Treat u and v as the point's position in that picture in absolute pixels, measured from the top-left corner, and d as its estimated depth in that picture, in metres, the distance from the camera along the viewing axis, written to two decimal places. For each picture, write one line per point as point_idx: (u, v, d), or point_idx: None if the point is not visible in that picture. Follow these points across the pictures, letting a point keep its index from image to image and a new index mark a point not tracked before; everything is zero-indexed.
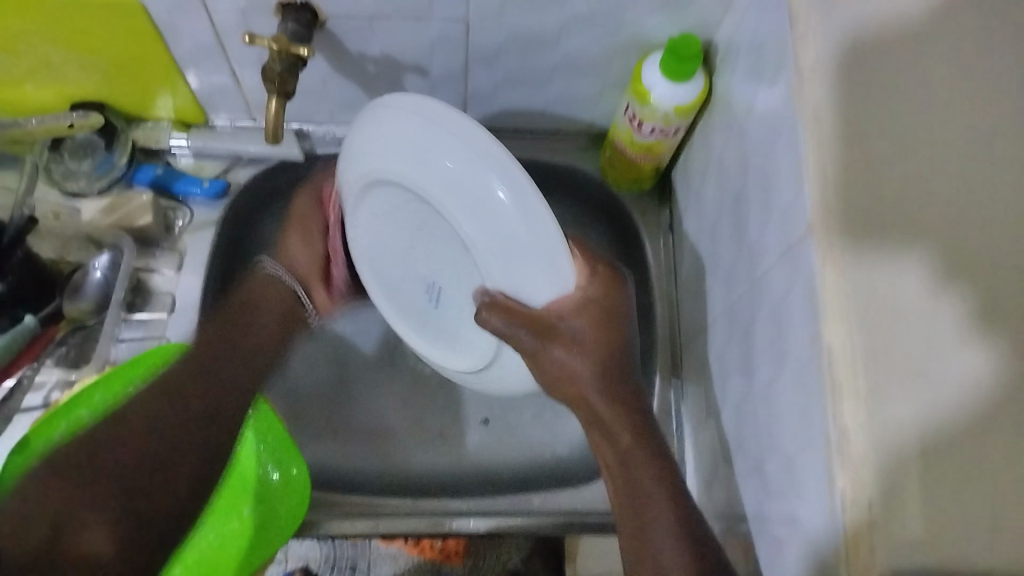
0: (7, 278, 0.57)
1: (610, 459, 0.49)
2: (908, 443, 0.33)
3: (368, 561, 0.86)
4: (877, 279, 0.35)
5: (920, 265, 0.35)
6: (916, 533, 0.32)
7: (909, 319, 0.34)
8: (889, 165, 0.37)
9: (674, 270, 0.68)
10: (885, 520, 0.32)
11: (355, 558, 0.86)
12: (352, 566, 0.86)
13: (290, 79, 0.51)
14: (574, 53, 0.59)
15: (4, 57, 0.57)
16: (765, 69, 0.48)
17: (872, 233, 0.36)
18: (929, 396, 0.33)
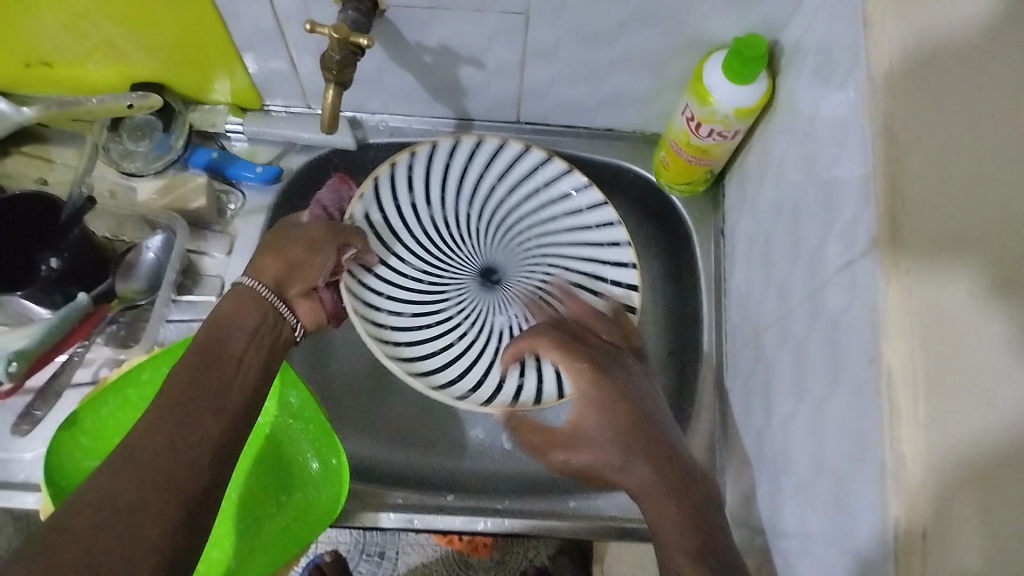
0: (62, 256, 0.57)
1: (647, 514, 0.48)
2: (962, 477, 0.32)
3: (399, 548, 0.87)
4: (935, 305, 0.34)
5: (970, 287, 0.33)
6: (974, 564, 0.30)
7: (958, 342, 0.33)
8: (951, 170, 0.36)
9: (722, 276, 0.66)
10: (939, 550, 0.32)
11: (384, 544, 0.88)
12: (382, 552, 0.87)
13: (348, 68, 0.50)
14: (633, 50, 0.58)
15: (68, 35, 0.57)
16: (832, 75, 0.47)
17: (932, 259, 0.35)
18: (980, 407, 0.31)
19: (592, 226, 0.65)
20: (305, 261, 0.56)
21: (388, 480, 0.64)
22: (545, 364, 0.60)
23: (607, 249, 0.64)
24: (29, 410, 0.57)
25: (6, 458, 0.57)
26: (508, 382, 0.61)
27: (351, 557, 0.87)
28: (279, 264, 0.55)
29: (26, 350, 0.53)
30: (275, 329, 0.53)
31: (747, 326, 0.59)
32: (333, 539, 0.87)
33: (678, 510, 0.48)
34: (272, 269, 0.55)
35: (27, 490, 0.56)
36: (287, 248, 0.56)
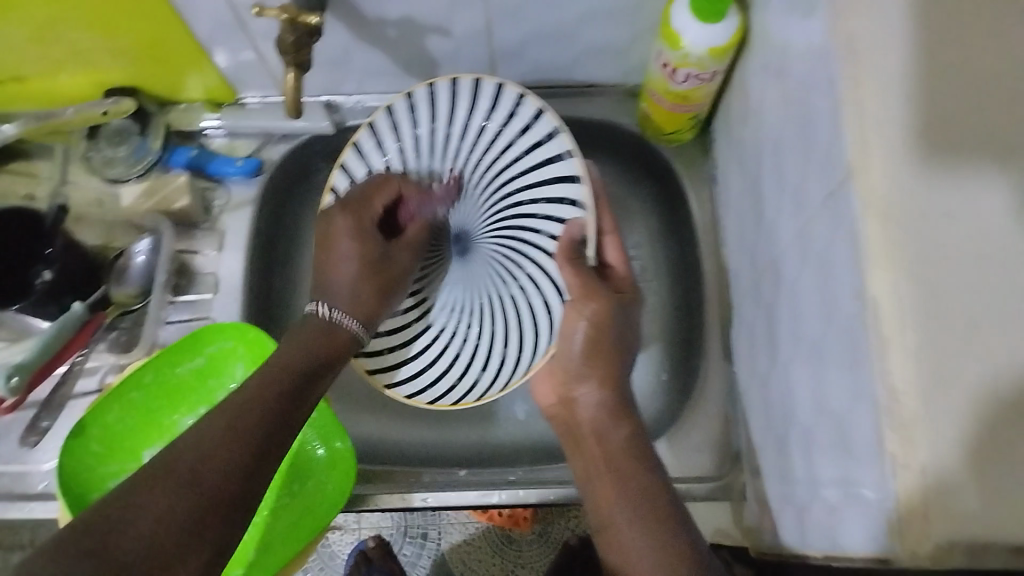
0: (52, 267, 0.58)
1: (608, 492, 0.49)
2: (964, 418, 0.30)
3: (440, 528, 0.79)
4: (925, 225, 0.32)
5: (996, 206, 0.31)
6: (974, 506, 0.29)
7: (964, 269, 0.31)
8: (945, 77, 0.33)
9: (718, 224, 0.65)
10: (938, 494, 0.30)
11: (426, 526, 0.80)
12: (424, 533, 0.79)
13: (305, 49, 0.49)
14: (600, 2, 0.57)
15: (32, 47, 0.57)
16: (798, 1, 0.45)
17: (930, 177, 0.32)
18: (987, 369, 0.30)
19: (548, 162, 0.56)
20: (381, 264, 0.53)
21: (402, 456, 0.64)
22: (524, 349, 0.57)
23: (554, 189, 0.56)
24: (35, 421, 0.59)
25: (24, 471, 0.59)
26: (485, 373, 0.59)
27: (394, 541, 0.80)
28: (347, 292, 0.51)
29: (27, 363, 0.54)
30: (336, 337, 0.49)
31: (745, 272, 0.58)
32: (375, 523, 0.80)
33: (626, 481, 0.49)
34: (364, 301, 0.52)
35: (45, 500, 0.58)
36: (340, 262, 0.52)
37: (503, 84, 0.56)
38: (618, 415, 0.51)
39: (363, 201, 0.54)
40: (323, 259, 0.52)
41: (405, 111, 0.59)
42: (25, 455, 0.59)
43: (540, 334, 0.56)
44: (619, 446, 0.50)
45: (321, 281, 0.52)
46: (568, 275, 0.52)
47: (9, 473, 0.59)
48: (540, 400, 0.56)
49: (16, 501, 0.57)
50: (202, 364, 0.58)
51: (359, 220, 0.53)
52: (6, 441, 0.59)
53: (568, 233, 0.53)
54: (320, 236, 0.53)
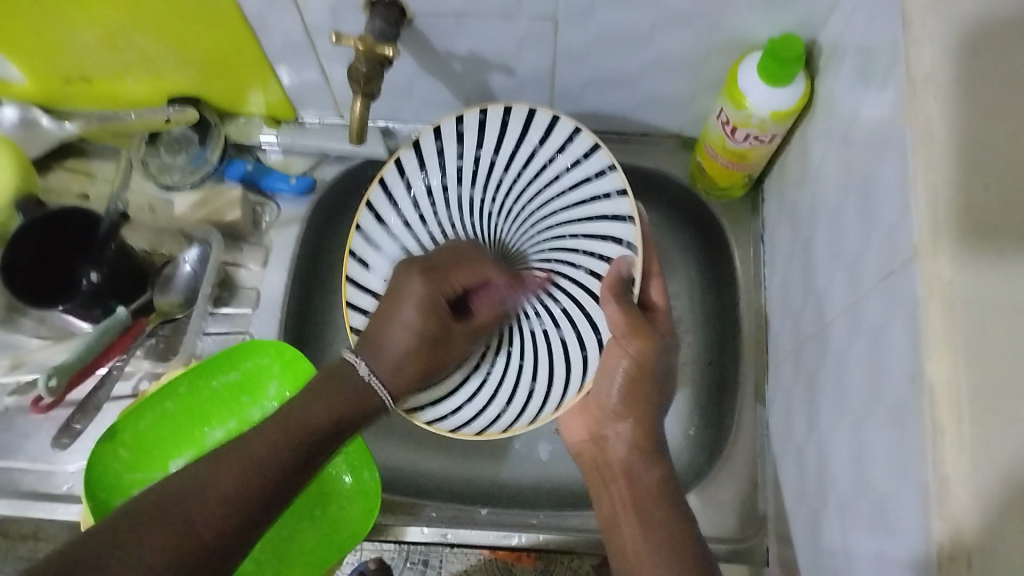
0: (101, 270, 0.58)
1: (632, 536, 0.49)
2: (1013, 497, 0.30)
3: (442, 556, 0.69)
4: (988, 312, 0.32)
5: None
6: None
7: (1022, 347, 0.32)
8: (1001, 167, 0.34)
9: (761, 282, 0.64)
10: (983, 572, 0.30)
11: (428, 553, 0.69)
12: (426, 561, 0.69)
13: (375, 78, 0.51)
14: (666, 53, 0.57)
15: (104, 51, 0.58)
16: (871, 75, 0.45)
17: (988, 264, 0.33)
18: None
19: (596, 198, 0.56)
20: (436, 352, 0.53)
21: (422, 493, 0.63)
22: (556, 386, 0.56)
23: (600, 224, 0.56)
24: (69, 424, 0.59)
25: (51, 470, 0.59)
26: (507, 410, 0.57)
27: (394, 566, 0.69)
28: (393, 360, 0.51)
29: (65, 364, 0.54)
30: (359, 405, 0.49)
31: (787, 335, 0.58)
32: (376, 545, 0.69)
33: (654, 524, 0.49)
34: (404, 374, 0.52)
35: (68, 501, 0.58)
36: (390, 331, 0.52)
37: (559, 117, 0.56)
38: (650, 457, 0.52)
39: (444, 274, 0.54)
40: (381, 319, 0.53)
41: (454, 134, 0.58)
42: (55, 455, 0.59)
43: (573, 372, 0.56)
44: (649, 487, 0.51)
45: (372, 338, 0.52)
46: (615, 313, 0.51)
47: (36, 471, 0.59)
48: (569, 435, 0.57)
49: (40, 501, 0.57)
50: (237, 379, 0.58)
51: (433, 288, 0.53)
52: (38, 438, 0.60)
53: (615, 270, 0.53)
54: (394, 288, 0.54)
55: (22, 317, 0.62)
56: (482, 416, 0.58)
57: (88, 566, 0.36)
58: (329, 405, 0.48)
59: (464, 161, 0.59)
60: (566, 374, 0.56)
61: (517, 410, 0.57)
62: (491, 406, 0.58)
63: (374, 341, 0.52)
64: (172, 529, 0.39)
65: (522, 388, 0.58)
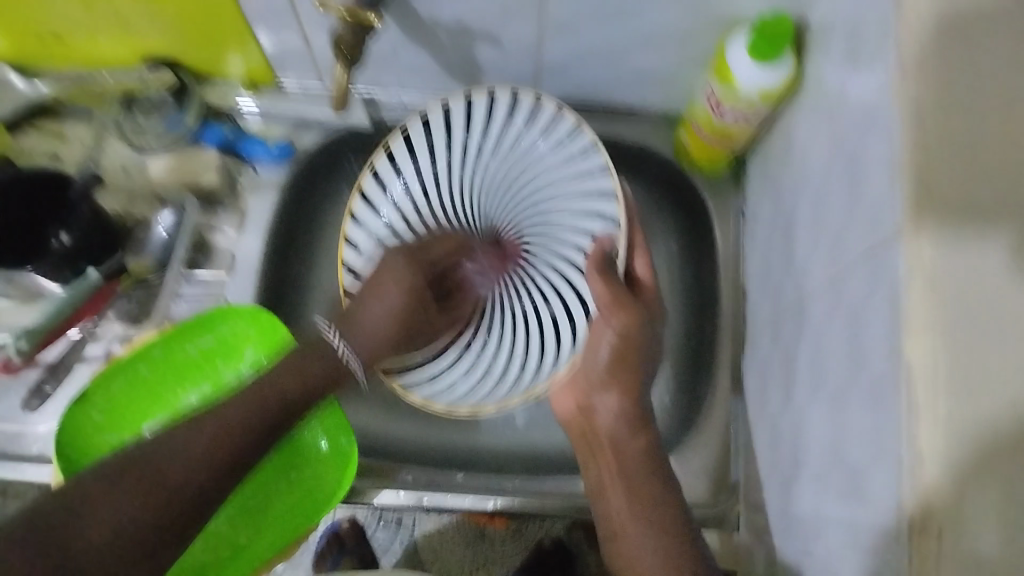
0: (72, 233, 0.57)
1: (620, 511, 0.51)
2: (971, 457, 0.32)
3: (416, 517, 0.71)
4: (966, 288, 0.33)
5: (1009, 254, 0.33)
6: (992, 554, 0.31)
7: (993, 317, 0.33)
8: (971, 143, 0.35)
9: (740, 257, 0.65)
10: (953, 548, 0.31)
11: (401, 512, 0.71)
12: (399, 518, 0.71)
13: (360, 47, 0.50)
14: (653, 27, 0.57)
15: (77, 9, 0.56)
16: (859, 57, 0.45)
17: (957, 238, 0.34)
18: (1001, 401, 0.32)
19: (579, 177, 0.56)
20: (417, 315, 0.58)
21: (401, 459, 0.63)
22: (550, 356, 0.57)
23: (590, 203, 0.56)
24: (41, 386, 0.59)
25: (20, 431, 0.59)
26: (502, 387, 0.58)
27: (369, 526, 0.72)
28: (364, 329, 0.55)
29: (36, 329, 0.56)
30: (337, 370, 0.53)
31: (766, 311, 0.58)
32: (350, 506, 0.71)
33: (642, 496, 0.51)
34: (376, 340, 0.55)
35: (40, 463, 0.58)
36: (381, 287, 0.56)
37: (542, 98, 0.56)
38: (635, 427, 0.52)
39: (424, 250, 0.60)
40: (368, 290, 0.56)
41: (442, 122, 0.58)
42: (27, 417, 0.59)
43: (562, 342, 0.56)
44: (635, 455, 0.52)
45: (350, 313, 0.55)
46: (596, 283, 0.51)
47: (7, 431, 0.59)
48: (557, 407, 0.55)
49: (9, 461, 0.57)
50: (212, 343, 0.58)
51: (415, 266, 0.58)
52: (7, 399, 0.59)
53: (599, 247, 0.53)
54: (375, 271, 0.57)
55: None
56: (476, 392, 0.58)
57: (85, 497, 0.39)
58: (295, 372, 0.51)
59: (450, 147, 0.59)
60: (557, 344, 0.57)
61: (508, 382, 0.58)
62: (485, 380, 0.59)
63: (353, 306, 0.55)
64: (156, 476, 0.42)
65: (512, 363, 0.58)
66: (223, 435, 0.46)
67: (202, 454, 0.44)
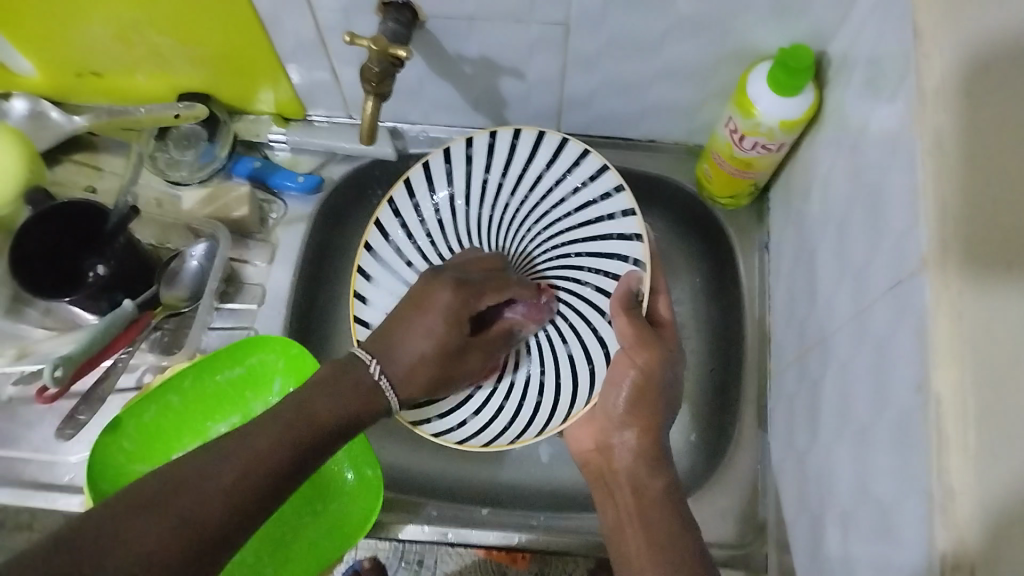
0: (109, 263, 0.59)
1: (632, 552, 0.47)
2: None
3: (438, 557, 0.61)
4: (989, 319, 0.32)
5: None
6: None
7: None
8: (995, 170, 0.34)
9: (765, 290, 0.64)
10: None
11: (423, 553, 0.62)
12: (421, 561, 0.61)
13: (387, 79, 0.51)
14: (675, 60, 0.58)
15: (116, 46, 0.58)
16: (880, 86, 0.45)
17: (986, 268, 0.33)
18: None
19: (600, 220, 0.57)
20: (457, 349, 0.51)
21: (424, 491, 0.63)
22: (563, 397, 0.57)
23: (611, 245, 0.57)
24: (73, 415, 0.58)
25: (53, 460, 0.59)
26: (514, 425, 0.58)
27: (389, 565, 0.62)
28: (405, 367, 0.50)
29: (73, 355, 0.54)
30: (372, 403, 0.47)
31: (792, 343, 0.57)
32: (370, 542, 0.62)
33: (655, 527, 0.48)
34: (415, 382, 0.50)
35: (69, 493, 0.58)
36: (423, 320, 0.50)
37: (569, 140, 0.58)
38: (654, 464, 0.50)
39: (477, 291, 0.52)
40: (386, 337, 0.51)
41: (465, 157, 0.61)
42: (57, 446, 0.59)
43: (579, 390, 0.56)
44: (655, 497, 0.49)
45: (388, 338, 0.51)
46: (621, 322, 0.52)
47: (38, 462, 0.59)
48: (572, 444, 0.55)
49: (41, 490, 0.58)
50: (241, 374, 0.58)
51: (461, 303, 0.51)
52: (42, 429, 0.60)
53: (625, 284, 0.53)
54: (415, 296, 0.52)
55: (27, 308, 0.62)
56: (488, 430, 0.58)
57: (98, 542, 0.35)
58: (340, 403, 0.46)
59: (470, 181, 0.61)
60: (570, 386, 0.57)
61: (524, 422, 0.57)
62: (498, 419, 0.58)
63: (389, 349, 0.50)
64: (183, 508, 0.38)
65: (527, 405, 0.58)
66: (253, 465, 0.40)
67: (233, 480, 0.40)
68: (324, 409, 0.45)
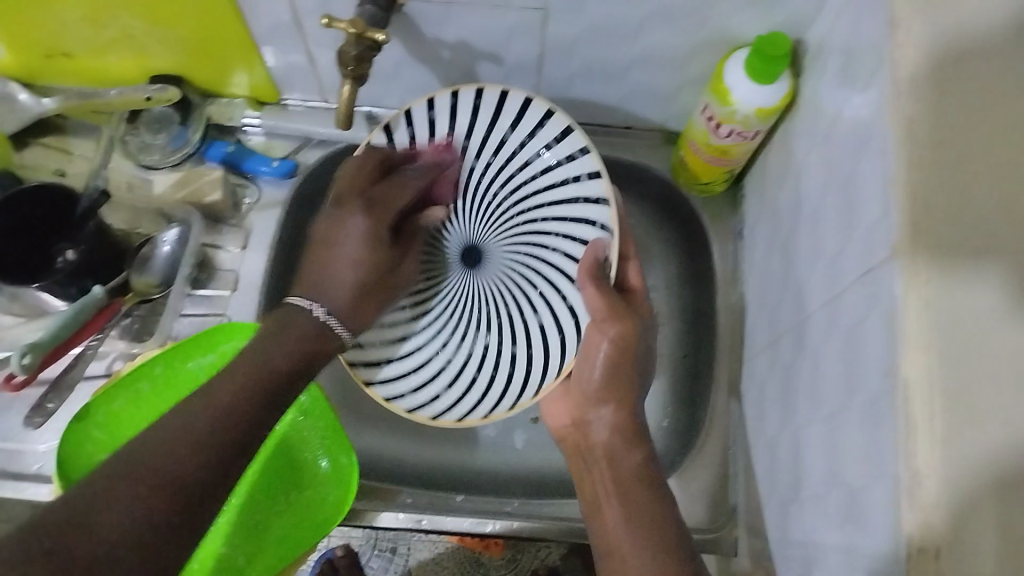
0: (79, 248, 0.58)
1: (607, 537, 0.48)
2: (984, 479, 0.31)
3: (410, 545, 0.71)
4: (959, 306, 0.33)
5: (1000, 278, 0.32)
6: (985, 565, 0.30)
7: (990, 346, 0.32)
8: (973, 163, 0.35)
9: (739, 278, 0.65)
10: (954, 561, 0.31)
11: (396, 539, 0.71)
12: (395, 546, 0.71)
13: (365, 63, 0.50)
14: (653, 48, 0.57)
15: (88, 28, 0.58)
16: (855, 75, 0.45)
17: (955, 259, 0.34)
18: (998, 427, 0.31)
19: (566, 182, 0.57)
20: (381, 273, 0.53)
21: (402, 480, 0.63)
22: (534, 361, 0.58)
23: (578, 209, 0.56)
24: (42, 403, 0.57)
25: (21, 450, 0.58)
26: (485, 399, 0.58)
27: (363, 553, 0.71)
28: (355, 316, 0.51)
29: (41, 343, 0.53)
30: (322, 342, 0.49)
31: (765, 330, 0.58)
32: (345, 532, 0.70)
33: (632, 506, 0.49)
34: (363, 311, 0.52)
35: (39, 482, 0.57)
36: (342, 244, 0.51)
37: (531, 98, 0.56)
38: (633, 440, 0.51)
39: (386, 204, 0.54)
40: (324, 249, 0.51)
41: (426, 120, 0.59)
42: (26, 435, 0.59)
43: (551, 357, 0.56)
44: (631, 471, 0.50)
45: (313, 276, 0.51)
46: (590, 291, 0.52)
47: (6, 450, 0.58)
48: (550, 420, 0.56)
49: (11, 480, 0.57)
50: (214, 361, 0.58)
51: (377, 223, 0.53)
52: (9, 416, 0.59)
53: (592, 253, 0.53)
54: (326, 226, 0.52)
55: None
56: (458, 407, 0.59)
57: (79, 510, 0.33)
58: (286, 349, 0.46)
59: (435, 147, 0.59)
60: (539, 358, 0.57)
61: (497, 395, 0.58)
62: (469, 392, 0.59)
63: (319, 278, 0.51)
64: (154, 478, 0.36)
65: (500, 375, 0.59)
66: (206, 447, 0.38)
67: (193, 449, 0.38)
68: (278, 355, 0.45)
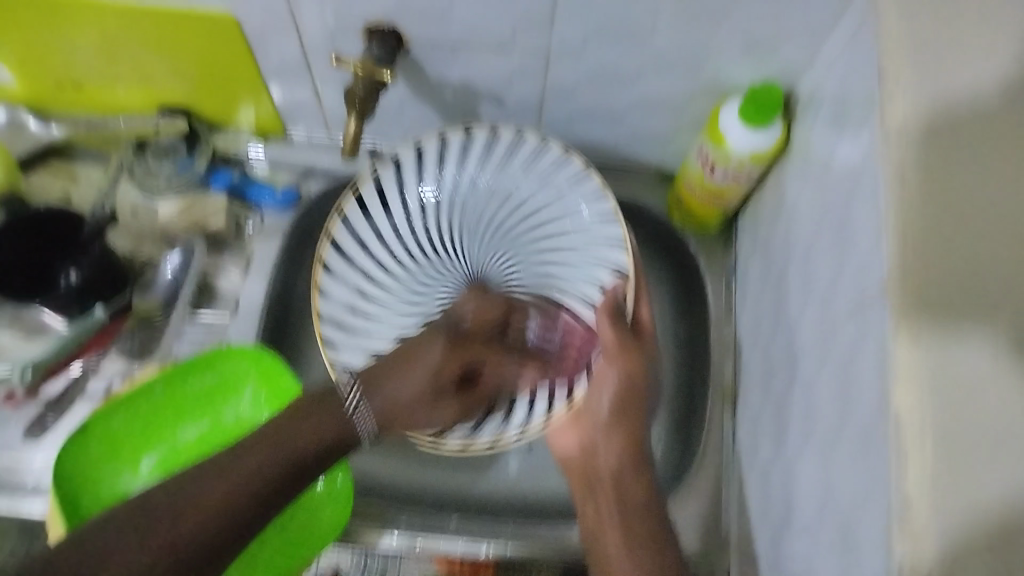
0: (81, 270, 0.58)
1: (608, 564, 0.49)
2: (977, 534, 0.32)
3: None
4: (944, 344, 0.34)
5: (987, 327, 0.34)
6: None
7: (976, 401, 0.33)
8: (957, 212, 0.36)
9: (733, 315, 0.66)
10: None
11: (388, 572, 0.63)
12: None
13: (370, 102, 0.52)
14: (651, 92, 0.59)
15: (99, 59, 0.59)
16: (847, 120, 0.47)
17: (944, 296, 0.35)
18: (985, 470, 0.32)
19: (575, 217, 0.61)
20: (429, 400, 0.54)
21: (398, 500, 0.63)
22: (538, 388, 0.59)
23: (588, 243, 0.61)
24: (42, 416, 0.60)
25: (17, 464, 0.58)
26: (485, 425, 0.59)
27: None
28: (406, 409, 0.53)
29: (40, 358, 0.58)
30: (343, 436, 0.48)
31: (758, 368, 0.59)
32: (343, 557, 0.64)
33: (638, 552, 0.49)
34: (414, 417, 0.54)
35: (33, 496, 0.57)
36: (399, 381, 0.52)
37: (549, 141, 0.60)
38: (639, 466, 0.52)
39: (467, 353, 0.57)
40: (368, 386, 0.51)
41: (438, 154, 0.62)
42: (22, 449, 0.59)
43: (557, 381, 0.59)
44: (636, 502, 0.51)
45: (375, 376, 0.52)
46: (608, 334, 0.54)
47: (1, 464, 0.58)
48: (556, 449, 0.56)
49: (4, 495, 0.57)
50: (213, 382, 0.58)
51: (451, 357, 0.55)
52: (4, 433, 0.59)
53: (612, 295, 0.56)
54: (404, 350, 0.54)
55: None
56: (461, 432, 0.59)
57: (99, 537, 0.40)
58: (315, 429, 0.47)
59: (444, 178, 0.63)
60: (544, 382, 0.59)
61: (498, 421, 0.58)
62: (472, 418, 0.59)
63: (365, 410, 0.51)
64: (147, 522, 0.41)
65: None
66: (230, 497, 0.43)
67: (219, 498, 0.43)
68: (307, 429, 0.47)
